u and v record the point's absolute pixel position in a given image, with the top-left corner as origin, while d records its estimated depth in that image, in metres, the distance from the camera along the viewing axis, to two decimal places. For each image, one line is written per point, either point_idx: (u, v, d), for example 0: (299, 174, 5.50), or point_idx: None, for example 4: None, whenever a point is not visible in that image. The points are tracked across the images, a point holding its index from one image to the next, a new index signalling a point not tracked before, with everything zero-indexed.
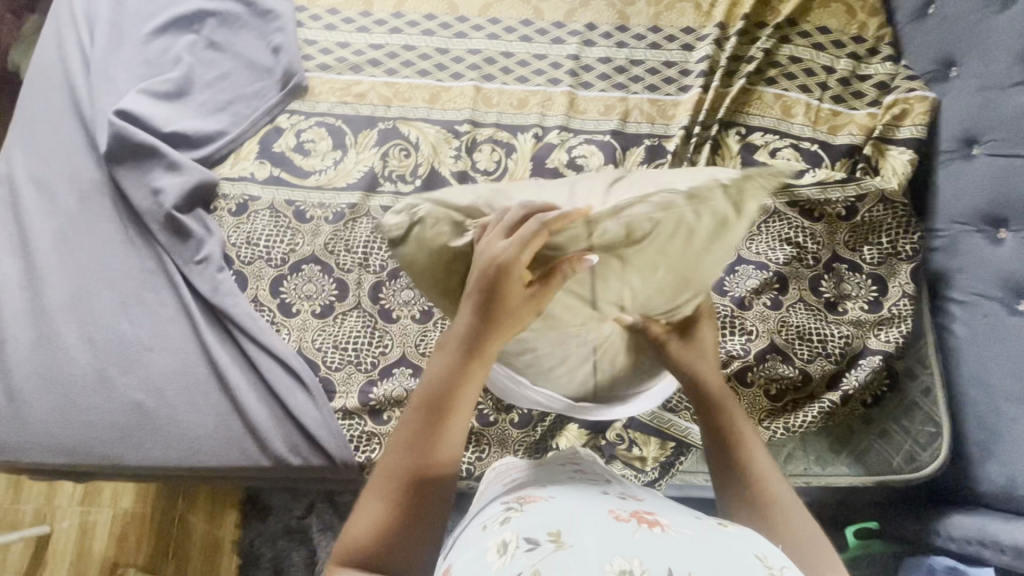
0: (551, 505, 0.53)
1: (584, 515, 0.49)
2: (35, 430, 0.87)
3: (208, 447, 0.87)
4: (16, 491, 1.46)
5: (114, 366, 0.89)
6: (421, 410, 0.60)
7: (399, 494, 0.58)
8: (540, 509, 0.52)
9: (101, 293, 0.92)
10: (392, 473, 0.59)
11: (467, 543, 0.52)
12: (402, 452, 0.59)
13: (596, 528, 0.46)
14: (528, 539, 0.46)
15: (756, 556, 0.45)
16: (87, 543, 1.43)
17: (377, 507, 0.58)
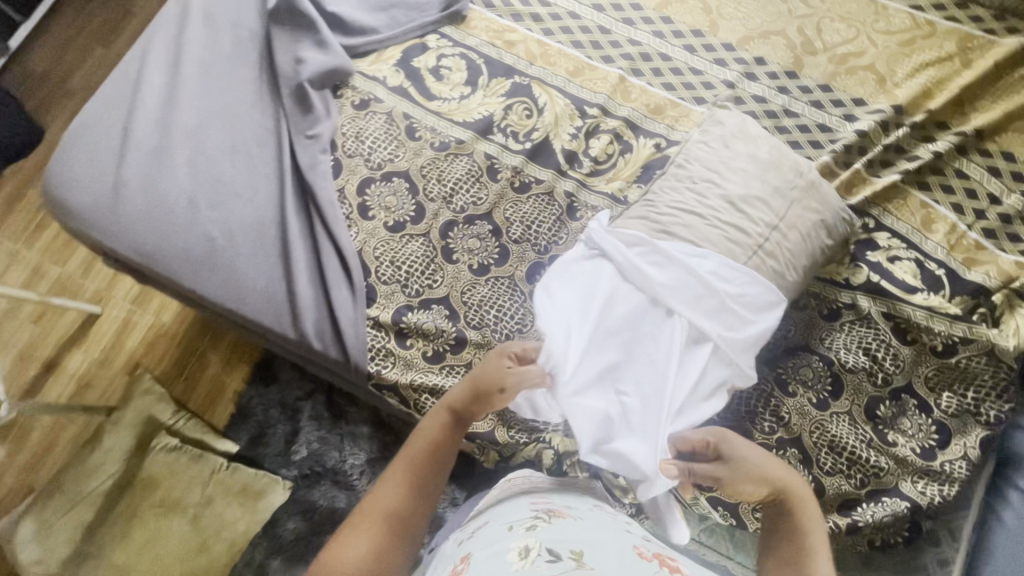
0: (576, 528, 0.63)
1: (608, 545, 0.58)
2: (123, 223, 0.95)
3: (251, 300, 0.94)
4: (89, 267, 1.65)
5: (204, 198, 0.97)
6: (420, 467, 0.69)
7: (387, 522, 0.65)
8: (562, 527, 0.62)
9: (219, 132, 1.00)
10: (385, 508, 0.65)
11: (492, 537, 0.62)
12: (399, 490, 0.67)
13: (617, 557, 0.57)
14: (550, 550, 0.56)
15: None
16: (123, 336, 1.59)
17: (360, 540, 0.62)
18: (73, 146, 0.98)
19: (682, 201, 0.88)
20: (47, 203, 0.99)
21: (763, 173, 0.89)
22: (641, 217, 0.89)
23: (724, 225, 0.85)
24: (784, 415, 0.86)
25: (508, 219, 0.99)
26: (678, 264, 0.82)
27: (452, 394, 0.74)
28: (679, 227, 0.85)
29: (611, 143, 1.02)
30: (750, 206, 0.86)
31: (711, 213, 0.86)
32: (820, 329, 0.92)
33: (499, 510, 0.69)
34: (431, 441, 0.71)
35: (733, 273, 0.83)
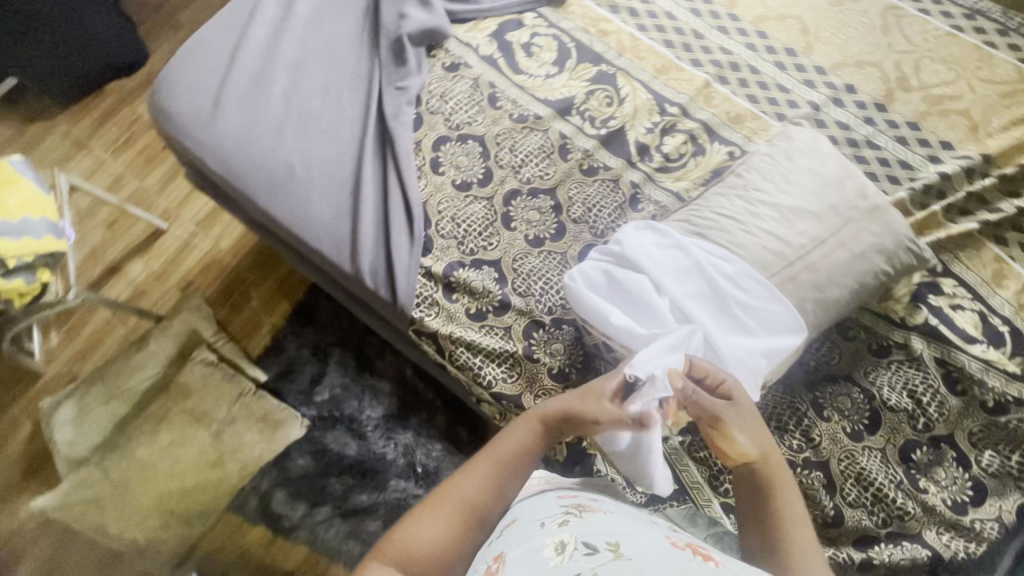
0: (607, 518, 0.62)
1: (644, 537, 0.57)
2: (217, 139, 1.02)
3: (317, 230, 0.98)
4: (166, 186, 1.76)
5: (293, 128, 1.02)
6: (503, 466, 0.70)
7: (464, 513, 0.67)
8: (594, 519, 0.61)
9: (317, 70, 1.06)
10: (463, 498, 0.67)
11: (524, 534, 0.61)
12: (481, 485, 0.68)
13: (654, 549, 0.56)
14: (586, 544, 0.56)
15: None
16: (183, 254, 1.69)
17: (439, 523, 0.66)
18: (186, 63, 1.06)
19: (728, 207, 0.91)
20: (152, 110, 1.06)
21: (821, 191, 0.90)
22: (682, 220, 0.93)
23: (767, 234, 0.88)
24: (815, 437, 0.86)
25: (571, 198, 1.01)
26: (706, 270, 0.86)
27: (551, 403, 0.72)
28: (719, 230, 0.89)
29: (684, 143, 1.03)
30: (798, 218, 0.88)
31: (756, 221, 0.89)
32: (866, 362, 0.90)
33: (529, 505, 0.68)
34: (522, 446, 0.71)
35: (759, 289, 0.85)
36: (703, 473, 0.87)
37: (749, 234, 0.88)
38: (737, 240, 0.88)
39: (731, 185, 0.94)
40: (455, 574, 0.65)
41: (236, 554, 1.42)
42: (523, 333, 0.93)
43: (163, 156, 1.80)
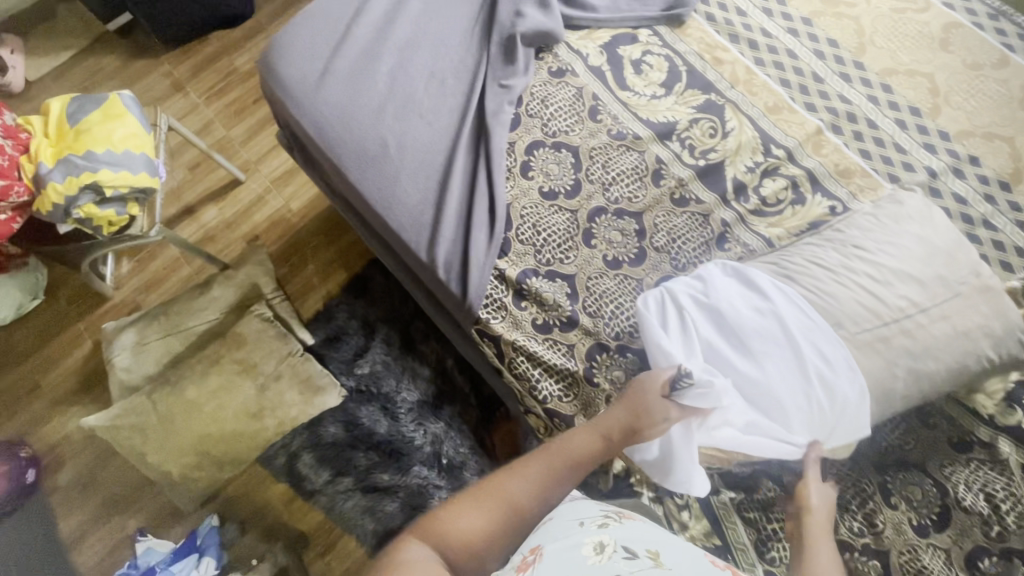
0: (646, 530, 0.65)
1: (683, 552, 0.60)
2: (318, 106, 1.04)
3: (400, 212, 0.99)
4: (249, 139, 1.82)
5: (392, 108, 1.03)
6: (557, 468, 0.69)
7: (512, 506, 0.65)
8: (634, 527, 0.65)
9: (425, 55, 1.06)
10: (515, 493, 0.65)
11: (563, 528, 0.64)
12: (533, 481, 0.67)
13: (693, 563, 0.59)
14: (627, 549, 0.59)
15: None
16: (255, 207, 1.74)
17: (486, 511, 0.63)
18: (303, 29, 1.08)
19: (821, 257, 0.88)
20: (262, 68, 1.09)
21: (928, 260, 0.85)
22: (772, 262, 0.91)
23: (862, 292, 0.84)
24: (877, 523, 0.83)
25: (656, 225, 0.98)
26: (788, 317, 0.84)
27: (609, 417, 0.76)
28: (806, 277, 0.87)
29: (785, 189, 0.98)
30: (898, 281, 0.84)
31: (852, 276, 0.85)
32: (943, 455, 0.85)
33: (565, 507, 0.71)
34: (572, 455, 0.71)
35: (846, 359, 0.81)
36: (750, 535, 0.84)
37: (838, 287, 0.85)
38: (823, 291, 0.85)
39: (828, 236, 0.91)
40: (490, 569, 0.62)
41: (260, 504, 1.49)
42: (586, 354, 0.92)
43: (251, 110, 1.85)
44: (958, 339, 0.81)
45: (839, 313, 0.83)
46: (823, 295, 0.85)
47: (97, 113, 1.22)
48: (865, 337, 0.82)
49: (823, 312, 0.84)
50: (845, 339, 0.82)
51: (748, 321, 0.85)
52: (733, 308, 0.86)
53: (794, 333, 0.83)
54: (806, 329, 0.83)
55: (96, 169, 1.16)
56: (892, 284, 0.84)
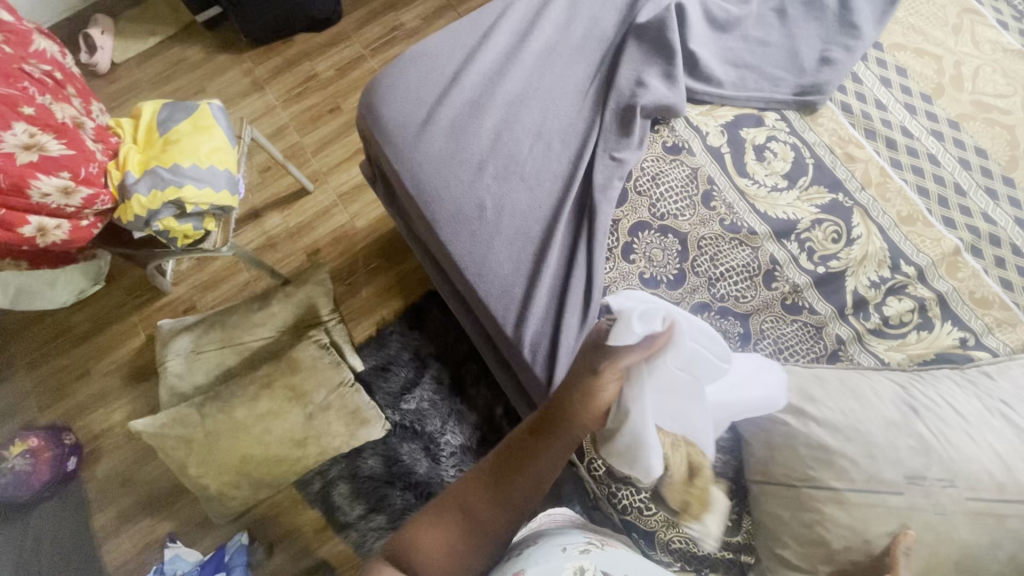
0: (626, 561, 0.67)
1: None
2: (418, 157, 0.99)
3: (489, 280, 0.94)
4: (322, 149, 1.79)
5: (494, 168, 0.98)
6: (504, 465, 0.72)
7: (468, 513, 0.70)
8: (618, 556, 0.66)
9: (534, 114, 1.01)
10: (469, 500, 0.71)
11: (545, 552, 0.66)
12: (484, 484, 0.71)
13: None
14: None
15: None
16: (319, 219, 1.71)
17: (443, 525, 0.69)
18: (409, 70, 1.04)
19: (957, 400, 0.75)
20: (363, 106, 1.05)
21: None
22: (899, 383, 0.79)
23: (999, 457, 0.69)
24: None
25: (762, 331, 0.90)
26: (872, 432, 0.72)
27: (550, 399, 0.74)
28: (926, 418, 0.73)
29: (911, 311, 0.89)
30: None
31: (988, 434, 0.71)
32: None
33: (548, 535, 0.71)
34: (517, 447, 0.72)
35: (905, 506, 0.68)
36: None
37: (966, 443, 0.70)
38: (948, 447, 0.70)
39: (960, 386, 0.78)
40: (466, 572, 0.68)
41: (289, 528, 1.46)
42: None
43: (326, 119, 1.83)
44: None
45: (956, 468, 0.68)
46: (954, 447, 0.70)
47: (188, 124, 1.20)
48: (975, 505, 0.67)
49: (941, 460, 0.69)
50: (950, 501, 0.68)
51: (831, 434, 0.73)
52: (821, 414, 0.75)
53: (886, 467, 0.70)
54: (900, 467, 0.70)
55: (182, 184, 1.13)
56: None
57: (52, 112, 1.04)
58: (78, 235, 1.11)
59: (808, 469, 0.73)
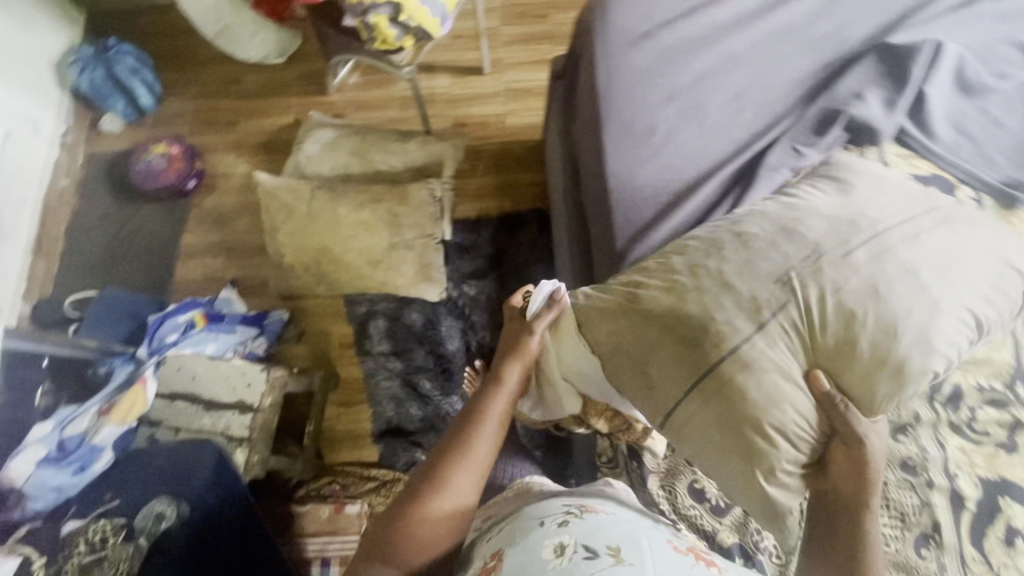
0: (607, 524, 0.68)
1: (640, 539, 0.65)
2: (621, 62, 1.03)
3: (626, 194, 0.97)
4: (513, 44, 1.87)
5: (681, 103, 1.01)
6: (466, 422, 0.77)
7: (436, 477, 0.72)
8: (596, 518, 0.69)
9: (743, 77, 1.02)
10: (436, 465, 0.73)
11: (528, 534, 0.68)
12: (449, 446, 0.75)
13: (656, 552, 0.63)
14: (585, 548, 0.62)
15: None
16: (479, 101, 1.80)
17: (415, 498, 0.71)
18: None
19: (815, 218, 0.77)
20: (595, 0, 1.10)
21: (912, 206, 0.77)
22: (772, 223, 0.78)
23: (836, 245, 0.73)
24: None
25: None
26: (730, 282, 0.74)
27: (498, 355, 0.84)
28: (769, 244, 0.76)
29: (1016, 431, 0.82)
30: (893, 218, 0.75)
31: (813, 226, 0.75)
32: None
33: (532, 511, 0.75)
34: (476, 400, 0.79)
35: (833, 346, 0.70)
36: None
37: (802, 253, 0.74)
38: (781, 266, 0.73)
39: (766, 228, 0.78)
40: (452, 531, 0.71)
41: (318, 330, 1.57)
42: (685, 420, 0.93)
43: (529, 20, 1.90)
44: (964, 218, 0.77)
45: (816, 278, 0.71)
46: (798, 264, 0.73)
47: None
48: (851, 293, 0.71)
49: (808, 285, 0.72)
50: (838, 306, 0.71)
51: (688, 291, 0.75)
52: (664, 271, 0.78)
53: (744, 355, 0.70)
54: (767, 311, 0.71)
55: None
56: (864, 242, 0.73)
57: None
58: None
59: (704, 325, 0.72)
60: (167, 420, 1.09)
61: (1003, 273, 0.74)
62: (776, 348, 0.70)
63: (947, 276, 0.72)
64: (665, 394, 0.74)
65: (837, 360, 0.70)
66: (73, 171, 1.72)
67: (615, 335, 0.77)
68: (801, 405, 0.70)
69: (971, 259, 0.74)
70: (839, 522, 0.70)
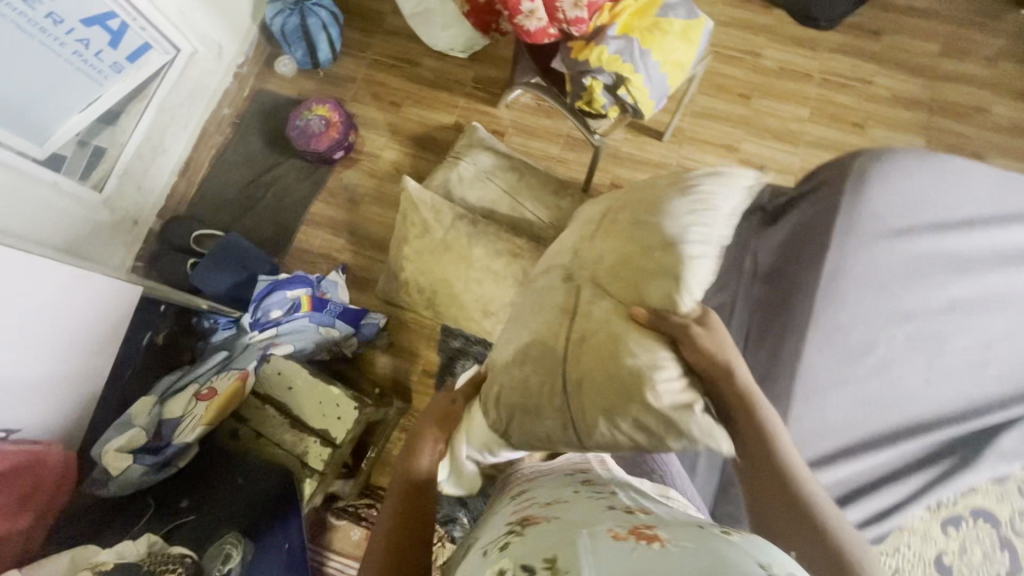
0: (548, 536, 0.51)
1: (581, 538, 0.47)
2: (862, 255, 0.87)
3: (816, 411, 0.82)
4: (702, 118, 1.70)
5: (917, 329, 0.84)
6: (417, 438, 0.82)
7: (400, 497, 0.74)
8: (539, 535, 0.52)
9: (1002, 326, 0.84)
10: (404, 481, 0.76)
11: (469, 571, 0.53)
12: (403, 467, 0.78)
13: (592, 546, 0.45)
14: (523, 566, 0.45)
15: (770, 561, 0.41)
16: (646, 168, 1.66)
17: (389, 518, 0.72)
18: (929, 181, 0.90)
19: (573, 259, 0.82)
20: (854, 165, 0.93)
21: (630, 195, 0.81)
22: (561, 270, 0.82)
23: (580, 260, 0.80)
24: None
25: None
26: (527, 316, 0.81)
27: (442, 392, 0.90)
28: (543, 286, 0.83)
29: None
30: (621, 217, 0.79)
31: (565, 264, 0.82)
32: None
33: (476, 545, 0.60)
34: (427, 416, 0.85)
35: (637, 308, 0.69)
36: None
37: (562, 279, 0.80)
38: (554, 288, 0.80)
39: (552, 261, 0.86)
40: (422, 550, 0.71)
41: (408, 347, 1.54)
42: None
43: (730, 97, 1.71)
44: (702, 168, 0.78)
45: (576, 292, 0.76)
46: (557, 288, 0.79)
47: (682, 24, 1.17)
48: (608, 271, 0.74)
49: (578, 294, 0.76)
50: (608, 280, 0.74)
51: (504, 341, 0.83)
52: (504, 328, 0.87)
53: (575, 332, 0.72)
54: (563, 313, 0.75)
55: (638, 71, 1.11)
56: (590, 248, 0.79)
57: None
58: (537, 36, 1.12)
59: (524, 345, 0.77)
60: (253, 420, 1.09)
61: (726, 180, 0.75)
62: (588, 325, 0.71)
63: (662, 206, 0.74)
64: (546, 410, 0.71)
65: (625, 291, 0.71)
66: (237, 102, 1.74)
67: (517, 380, 0.74)
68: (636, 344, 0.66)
69: (666, 182, 0.77)
70: (746, 443, 0.66)
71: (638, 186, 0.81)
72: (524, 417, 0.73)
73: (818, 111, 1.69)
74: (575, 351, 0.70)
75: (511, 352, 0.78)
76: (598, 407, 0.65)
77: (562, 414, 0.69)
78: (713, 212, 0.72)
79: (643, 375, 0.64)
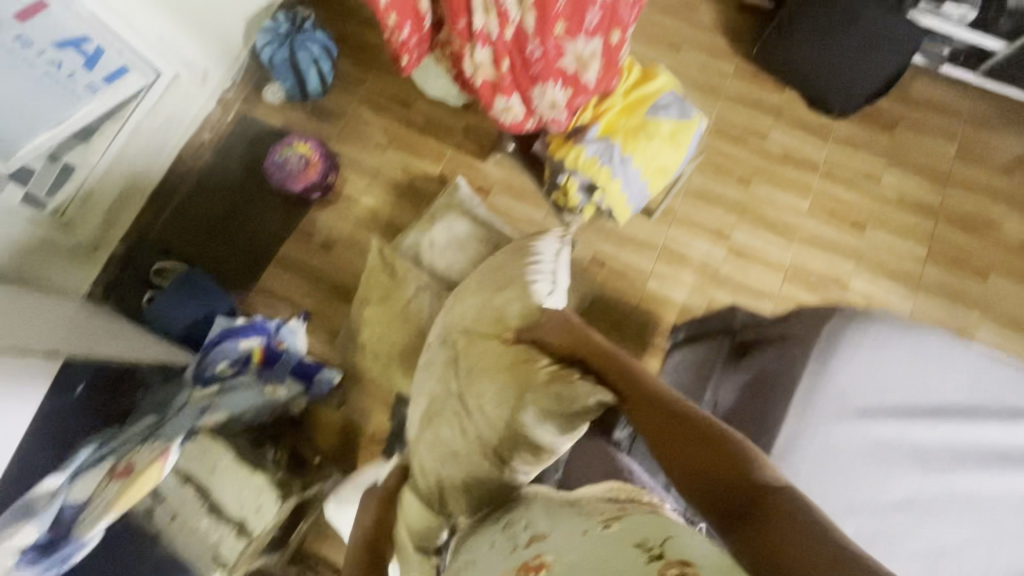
0: None
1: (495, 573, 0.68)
2: (816, 431, 0.86)
3: None
4: (696, 199, 1.62)
5: (864, 519, 0.82)
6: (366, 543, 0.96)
7: None
8: None
9: (950, 530, 0.82)
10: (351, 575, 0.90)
11: None
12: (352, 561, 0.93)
13: None
14: None
15: (638, 545, 0.58)
16: (630, 245, 1.59)
17: None
18: (898, 360, 0.88)
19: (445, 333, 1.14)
20: (825, 331, 0.91)
21: (478, 284, 1.17)
22: (442, 342, 1.13)
23: (457, 327, 1.12)
24: None
25: None
26: (426, 382, 1.11)
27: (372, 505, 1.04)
28: (430, 358, 1.14)
29: None
30: (473, 296, 1.15)
31: (447, 331, 1.14)
32: None
33: None
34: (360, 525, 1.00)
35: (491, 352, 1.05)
36: None
37: (442, 347, 1.12)
38: (438, 356, 1.11)
39: (446, 329, 1.14)
40: None
41: (360, 409, 1.49)
42: None
43: (728, 180, 1.64)
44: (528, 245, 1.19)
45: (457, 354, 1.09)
46: (440, 356, 1.11)
47: (671, 126, 1.10)
48: (471, 333, 1.10)
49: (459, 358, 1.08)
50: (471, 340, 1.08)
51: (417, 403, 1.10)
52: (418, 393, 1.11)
53: (461, 382, 1.05)
54: (451, 372, 1.07)
55: (615, 176, 1.05)
56: (457, 323, 1.13)
57: (622, 49, 0.94)
58: (517, 128, 1.01)
59: (438, 399, 1.06)
60: (171, 499, 1.06)
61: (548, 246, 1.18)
62: (473, 374, 1.04)
63: (504, 278, 1.14)
64: (473, 454, 0.98)
65: (483, 341, 1.07)
66: (218, 127, 1.68)
67: (448, 437, 1.01)
68: (508, 378, 1.00)
69: (504, 260, 1.18)
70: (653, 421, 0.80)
71: (483, 271, 1.20)
72: (461, 471, 0.98)
73: (819, 205, 1.62)
74: (473, 366, 1.05)
75: (425, 403, 1.08)
76: (508, 404, 0.98)
77: (478, 419, 1.00)
78: (548, 273, 1.14)
79: (535, 364, 0.99)
